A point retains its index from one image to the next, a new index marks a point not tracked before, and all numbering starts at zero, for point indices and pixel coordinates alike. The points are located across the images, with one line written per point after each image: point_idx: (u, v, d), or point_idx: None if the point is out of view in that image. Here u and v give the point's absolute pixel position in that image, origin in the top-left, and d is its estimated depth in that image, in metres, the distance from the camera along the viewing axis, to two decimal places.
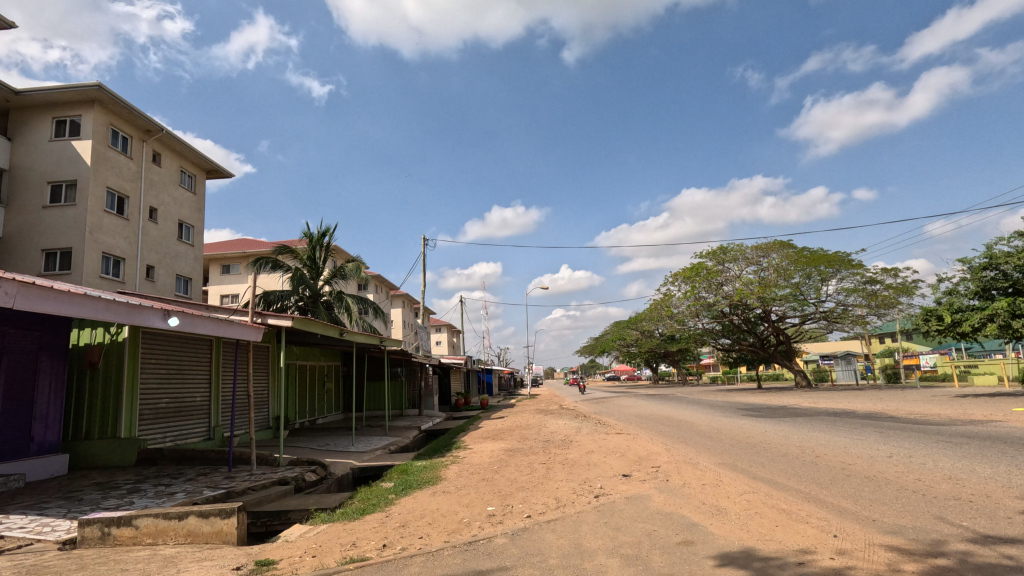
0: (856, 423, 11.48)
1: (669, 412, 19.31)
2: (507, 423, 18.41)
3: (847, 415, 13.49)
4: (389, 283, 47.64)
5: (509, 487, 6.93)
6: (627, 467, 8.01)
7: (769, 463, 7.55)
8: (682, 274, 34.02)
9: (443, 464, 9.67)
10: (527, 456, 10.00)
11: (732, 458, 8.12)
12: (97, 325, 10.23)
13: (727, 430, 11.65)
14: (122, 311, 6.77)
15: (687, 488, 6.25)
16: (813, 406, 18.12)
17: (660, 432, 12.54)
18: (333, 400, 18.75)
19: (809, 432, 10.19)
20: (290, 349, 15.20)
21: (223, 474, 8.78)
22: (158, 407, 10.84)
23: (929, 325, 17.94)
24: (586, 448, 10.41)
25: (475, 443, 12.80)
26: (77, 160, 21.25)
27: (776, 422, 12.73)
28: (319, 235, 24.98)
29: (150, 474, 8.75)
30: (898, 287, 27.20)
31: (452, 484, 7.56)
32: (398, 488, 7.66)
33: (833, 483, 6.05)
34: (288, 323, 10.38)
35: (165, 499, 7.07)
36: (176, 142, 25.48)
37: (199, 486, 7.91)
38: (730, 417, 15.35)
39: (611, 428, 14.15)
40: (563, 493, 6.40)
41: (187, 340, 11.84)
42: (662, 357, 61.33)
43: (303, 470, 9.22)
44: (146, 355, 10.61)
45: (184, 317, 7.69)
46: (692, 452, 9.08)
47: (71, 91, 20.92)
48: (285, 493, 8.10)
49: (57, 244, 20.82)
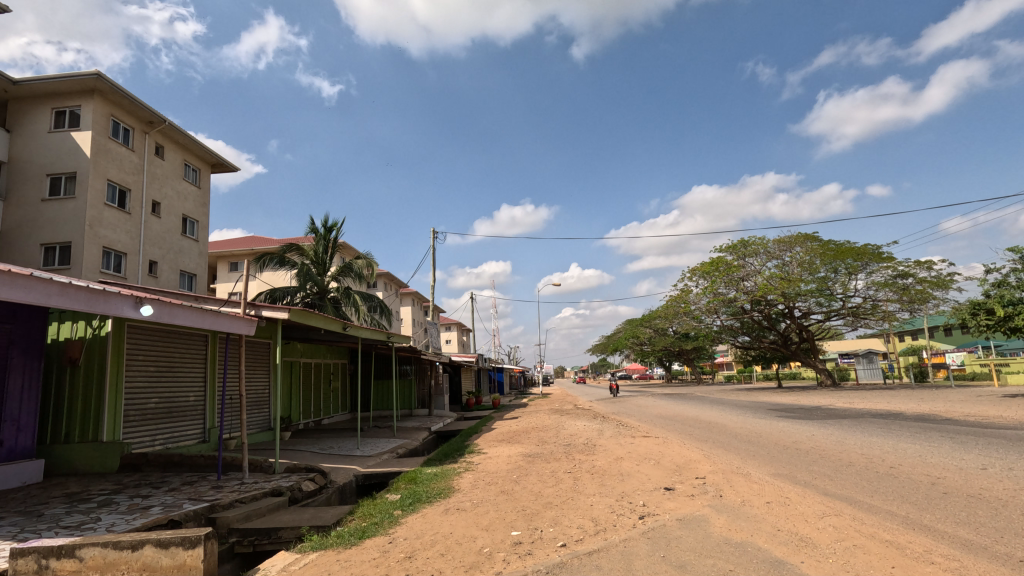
0: (911, 426, 10.34)
1: (694, 412, 18.21)
2: (522, 424, 17.42)
3: (895, 417, 12.33)
4: (398, 280, 46.73)
5: (534, 504, 5.91)
6: (668, 478, 6.97)
7: (835, 475, 6.51)
8: (700, 268, 32.65)
9: (456, 472, 8.64)
10: (549, 463, 8.93)
11: (787, 468, 7.06)
12: (78, 317, 9.34)
13: (769, 434, 10.56)
14: (83, 298, 5.79)
15: (750, 508, 5.21)
16: (848, 406, 16.97)
17: (691, 435, 11.45)
18: (339, 400, 17.85)
19: (865, 438, 9.08)
20: (293, 346, 14.32)
21: (209, 484, 7.83)
22: (147, 408, 9.99)
23: (977, 319, 16.67)
24: (615, 455, 9.34)
25: (489, 447, 11.79)
26: (77, 152, 20.53)
27: (820, 425, 11.58)
28: (326, 230, 24.19)
29: (131, 483, 7.87)
30: (932, 281, 25.75)
31: (467, 498, 6.55)
32: (405, 503, 6.64)
33: (933, 502, 4.97)
34: (286, 316, 9.38)
35: (139, 515, 6.19)
36: (180, 135, 24.73)
37: (180, 499, 6.98)
38: (764, 418, 14.20)
39: (636, 431, 13.09)
40: (599, 513, 5.39)
41: (179, 335, 10.95)
42: (676, 356, 59.96)
43: (299, 478, 8.24)
44: (133, 350, 9.75)
45: (160, 306, 6.74)
46: (738, 460, 8.03)
47: (70, 80, 20.17)
48: (278, 506, 7.16)
49: (57, 238, 20.11)
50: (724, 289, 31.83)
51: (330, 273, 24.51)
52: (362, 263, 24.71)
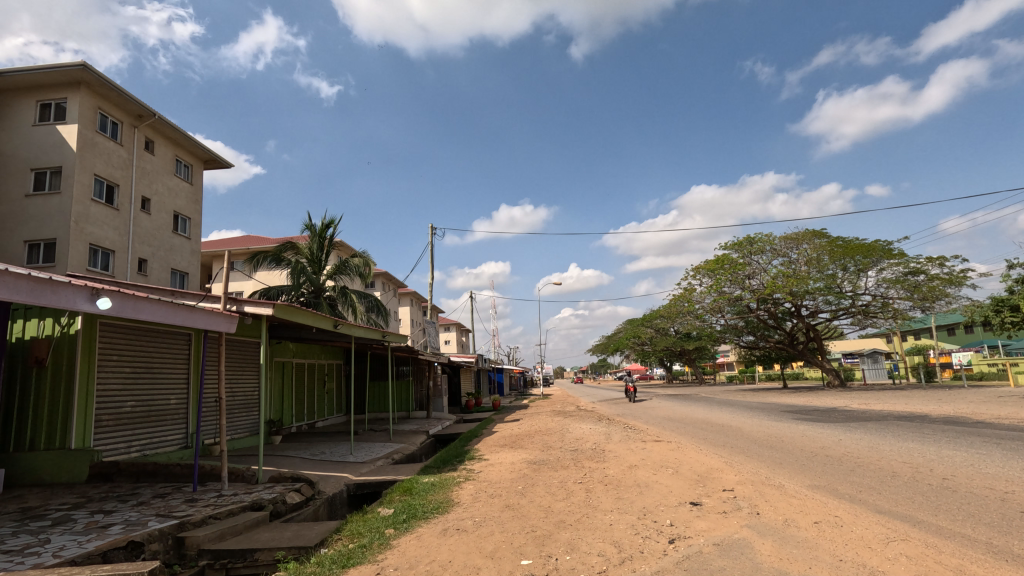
0: (944, 430, 9.65)
1: (704, 414, 17.54)
2: (524, 426, 16.67)
3: (922, 420, 11.61)
4: (397, 280, 45.93)
5: (544, 523, 5.18)
6: (693, 491, 6.25)
7: (881, 487, 5.80)
8: (705, 266, 31.88)
9: (455, 481, 7.91)
10: (556, 472, 8.17)
11: (824, 480, 6.35)
12: (46, 314, 8.62)
13: (791, 438, 9.88)
14: (25, 289, 4.97)
15: (797, 530, 4.49)
16: (864, 408, 16.27)
17: (706, 440, 10.70)
18: (333, 402, 17.13)
19: (900, 443, 8.37)
20: (284, 347, 13.59)
21: (183, 497, 7.07)
22: (123, 413, 9.26)
23: (1001, 316, 16.04)
24: (627, 462, 8.64)
25: (490, 453, 11.06)
26: (63, 145, 19.76)
27: (842, 428, 10.88)
28: (322, 227, 23.39)
29: (96, 496, 7.12)
30: (945, 278, 25.02)
31: (468, 514, 5.82)
32: (398, 519, 5.91)
33: (1014, 524, 4.26)
34: (270, 313, 8.60)
35: (95, 535, 5.44)
36: (171, 129, 23.94)
37: (148, 515, 6.24)
38: (780, 420, 13.50)
39: (646, 434, 12.37)
40: (620, 536, 4.68)
41: (159, 334, 10.20)
42: (678, 357, 59.23)
43: (283, 490, 7.47)
44: (107, 350, 8.99)
45: (122, 299, 5.98)
46: (765, 469, 7.32)
47: (54, 71, 19.37)
48: (257, 522, 6.41)
49: (41, 234, 19.35)
50: (729, 288, 31.14)
51: (326, 272, 23.72)
52: (358, 262, 23.93)
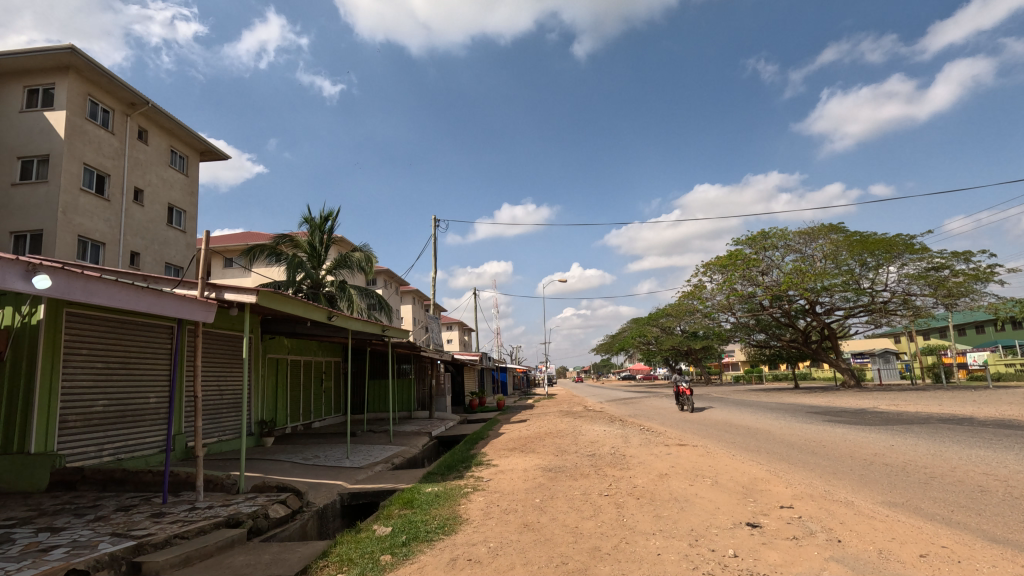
0: (1007, 434, 8.62)
1: (721, 414, 16.59)
2: (533, 428, 15.73)
3: (971, 422, 10.59)
4: (400, 278, 45.02)
5: (576, 552, 4.22)
6: (747, 509, 5.28)
7: (976, 506, 4.81)
8: (716, 262, 30.88)
9: (461, 491, 6.98)
10: (576, 482, 7.19)
11: (899, 496, 5.36)
12: (6, 302, 7.74)
13: (834, 443, 8.90)
14: None
15: (905, 567, 3.52)
16: (896, 408, 15.27)
17: (737, 445, 9.68)
18: (330, 402, 16.20)
19: (967, 450, 7.36)
20: (279, 342, 12.69)
21: (149, 511, 6.11)
22: (95, 412, 8.33)
23: None
24: (655, 469, 7.68)
25: (499, 458, 10.09)
26: (51, 132, 18.86)
27: (889, 433, 9.84)
28: (321, 221, 22.41)
29: (49, 509, 6.20)
30: (970, 274, 23.93)
31: (478, 537, 4.84)
32: (396, 542, 4.93)
33: None
34: (255, 301, 7.54)
35: (29, 563, 4.47)
36: (165, 117, 22.98)
37: (101, 534, 5.29)
38: (810, 423, 12.46)
39: (666, 437, 11.39)
40: (674, 572, 3.72)
41: (137, 325, 9.27)
42: (684, 356, 58.17)
43: (266, 502, 6.50)
44: (74, 342, 8.03)
45: (68, 278, 5.04)
46: (819, 481, 6.32)
47: (42, 55, 18.45)
48: (232, 542, 5.46)
49: (28, 225, 18.44)
50: (741, 285, 30.10)
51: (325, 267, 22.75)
52: (360, 256, 22.95)
